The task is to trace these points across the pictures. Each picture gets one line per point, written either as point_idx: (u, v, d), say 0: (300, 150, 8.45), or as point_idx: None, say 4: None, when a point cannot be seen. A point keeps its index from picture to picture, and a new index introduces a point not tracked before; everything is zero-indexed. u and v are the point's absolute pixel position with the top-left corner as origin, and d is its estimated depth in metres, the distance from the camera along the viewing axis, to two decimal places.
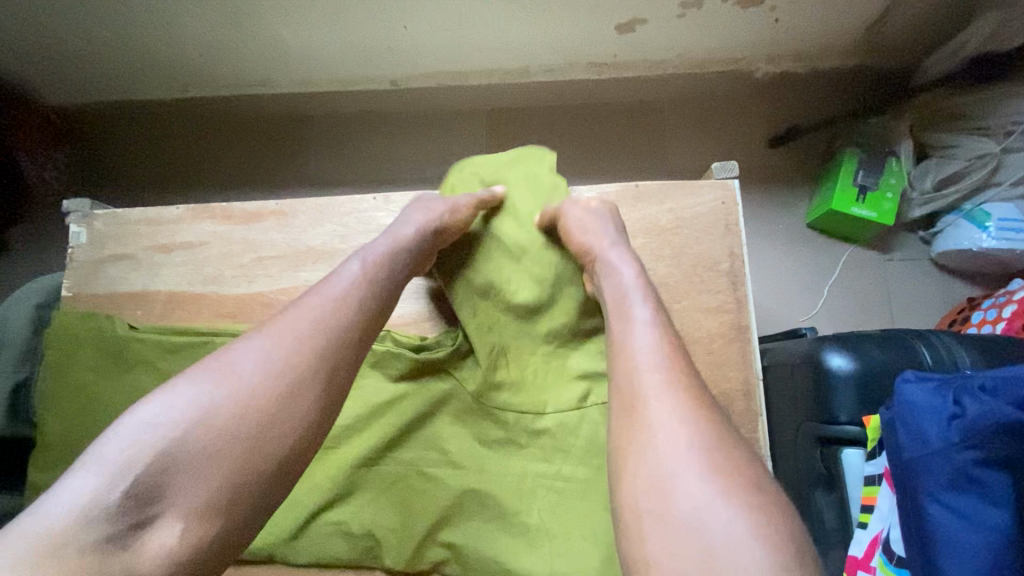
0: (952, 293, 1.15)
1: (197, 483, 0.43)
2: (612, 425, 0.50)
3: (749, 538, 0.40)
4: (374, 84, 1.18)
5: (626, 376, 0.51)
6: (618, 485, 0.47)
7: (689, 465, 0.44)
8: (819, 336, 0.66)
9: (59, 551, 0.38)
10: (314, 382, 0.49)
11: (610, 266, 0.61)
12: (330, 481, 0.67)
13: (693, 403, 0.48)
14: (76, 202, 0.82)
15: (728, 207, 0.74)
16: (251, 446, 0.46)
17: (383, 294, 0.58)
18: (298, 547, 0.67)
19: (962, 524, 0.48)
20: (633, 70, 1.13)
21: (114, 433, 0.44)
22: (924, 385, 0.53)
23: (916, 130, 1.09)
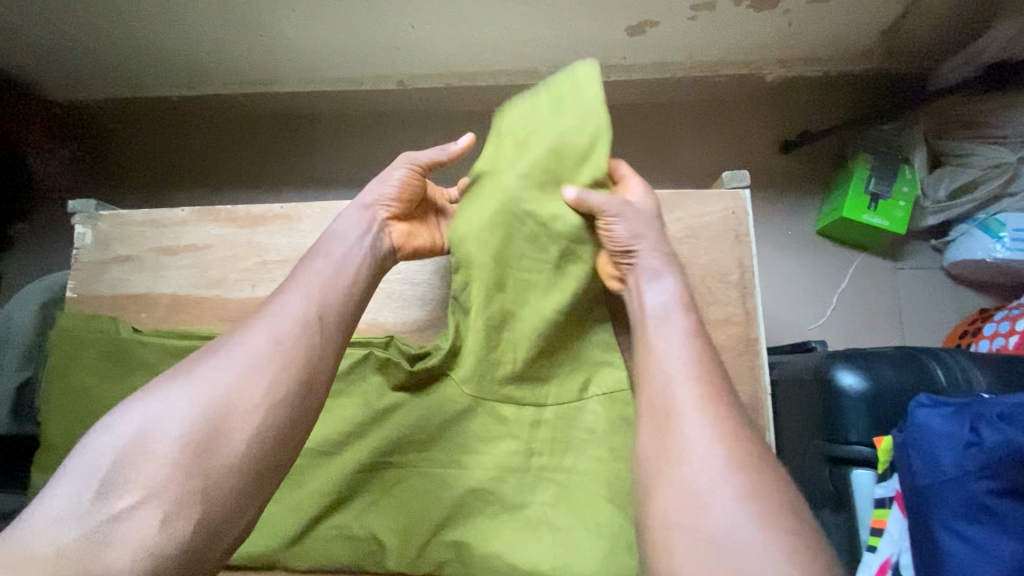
0: (963, 303, 1.13)
1: (165, 479, 0.45)
2: (642, 438, 0.52)
3: (777, 558, 0.42)
4: (381, 85, 1.17)
5: (660, 386, 0.53)
6: (648, 496, 0.48)
7: (723, 481, 0.46)
8: (830, 352, 0.65)
9: (33, 554, 0.40)
10: (280, 371, 0.51)
11: (652, 272, 0.61)
12: (332, 487, 0.66)
13: (720, 413, 0.50)
14: (82, 202, 0.82)
15: (738, 217, 0.73)
16: (216, 439, 0.47)
17: (348, 287, 0.59)
18: (298, 552, 0.66)
19: (979, 556, 0.47)
20: (643, 72, 1.12)
21: (94, 438, 0.47)
22: (941, 410, 0.52)
23: (931, 138, 1.07)
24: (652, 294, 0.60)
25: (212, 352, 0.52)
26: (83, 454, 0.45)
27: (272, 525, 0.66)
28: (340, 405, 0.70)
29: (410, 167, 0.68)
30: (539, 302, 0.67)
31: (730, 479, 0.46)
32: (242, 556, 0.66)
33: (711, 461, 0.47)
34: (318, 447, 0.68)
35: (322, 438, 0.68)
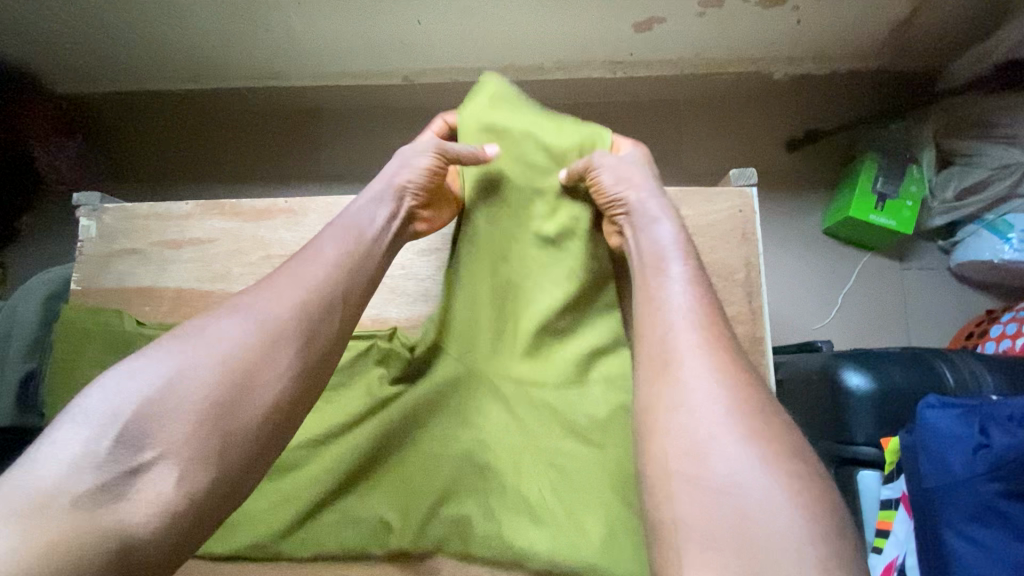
0: (970, 304, 1.13)
1: (184, 434, 0.44)
2: (641, 388, 0.50)
3: (782, 501, 0.40)
4: (386, 80, 1.17)
5: (659, 333, 0.51)
6: (645, 446, 0.47)
7: (724, 429, 0.44)
8: (836, 352, 0.64)
9: (46, 504, 0.39)
10: (299, 335, 0.50)
11: (648, 218, 0.61)
12: (332, 480, 0.66)
13: (726, 361, 0.48)
14: (86, 195, 0.82)
15: (745, 215, 0.72)
16: (238, 398, 0.46)
17: (366, 258, 0.59)
18: (297, 542, 0.65)
19: (986, 559, 0.47)
20: (649, 70, 1.11)
21: (96, 387, 0.45)
22: (949, 411, 0.51)
23: (940, 136, 1.06)
24: (649, 242, 0.60)
25: (230, 309, 0.51)
26: (94, 400, 0.44)
27: (271, 514, 0.66)
28: (344, 398, 0.70)
29: (435, 152, 0.67)
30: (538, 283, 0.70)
31: (729, 433, 0.44)
32: (243, 548, 0.66)
33: (711, 405, 0.45)
34: (321, 440, 0.68)
35: (325, 431, 0.68)
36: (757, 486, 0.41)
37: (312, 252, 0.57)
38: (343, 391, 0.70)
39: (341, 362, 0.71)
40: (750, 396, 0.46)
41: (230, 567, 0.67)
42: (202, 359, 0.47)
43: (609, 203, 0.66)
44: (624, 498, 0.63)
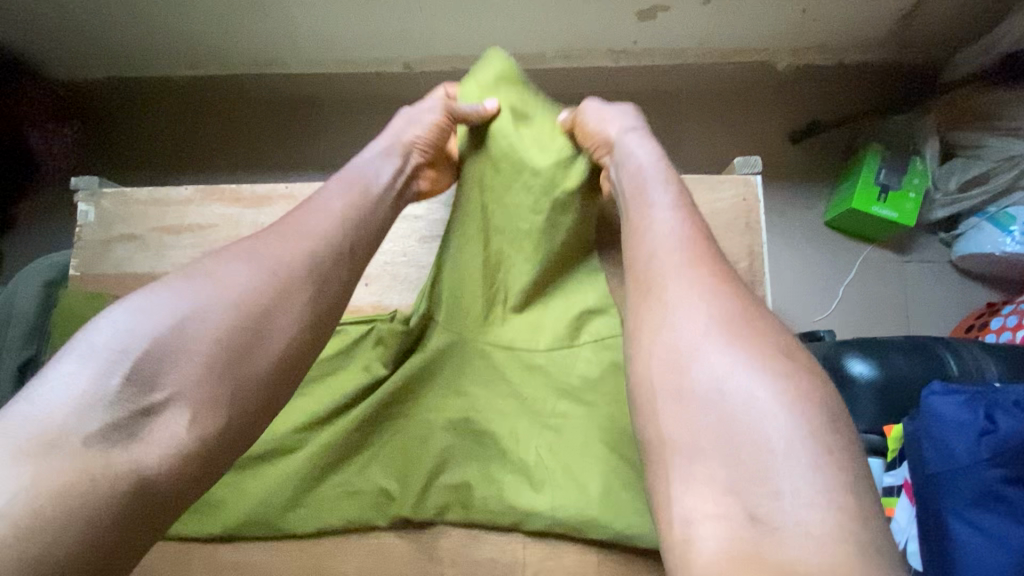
0: (970, 296, 1.13)
1: (197, 377, 0.43)
2: (628, 314, 0.49)
3: (769, 402, 0.39)
4: (385, 68, 1.16)
5: (643, 257, 0.50)
6: (632, 371, 0.46)
7: (707, 339, 0.43)
8: (839, 340, 0.64)
9: (56, 444, 0.37)
10: (308, 286, 0.50)
11: (629, 148, 0.61)
12: (332, 455, 0.67)
13: (712, 280, 0.47)
14: (85, 179, 0.81)
15: (748, 204, 0.72)
16: (250, 344, 0.46)
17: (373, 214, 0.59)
18: (298, 516, 0.66)
19: (990, 544, 0.47)
20: (652, 59, 1.10)
21: (101, 325, 0.43)
22: (954, 397, 0.51)
23: (943, 129, 1.06)
24: (632, 172, 0.59)
25: (239, 253, 0.50)
26: (100, 338, 0.42)
27: (271, 494, 0.66)
28: (344, 383, 0.69)
29: (442, 113, 0.67)
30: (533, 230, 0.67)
31: (715, 341, 0.43)
32: (245, 527, 0.66)
33: (695, 318, 0.44)
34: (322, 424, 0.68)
35: (325, 413, 0.68)
36: (745, 396, 0.40)
37: (320, 206, 0.57)
38: (342, 374, 0.70)
39: (338, 346, 0.70)
40: (735, 304, 0.45)
41: (231, 550, 0.67)
42: (214, 303, 0.46)
43: (592, 143, 0.65)
44: (625, 484, 0.63)
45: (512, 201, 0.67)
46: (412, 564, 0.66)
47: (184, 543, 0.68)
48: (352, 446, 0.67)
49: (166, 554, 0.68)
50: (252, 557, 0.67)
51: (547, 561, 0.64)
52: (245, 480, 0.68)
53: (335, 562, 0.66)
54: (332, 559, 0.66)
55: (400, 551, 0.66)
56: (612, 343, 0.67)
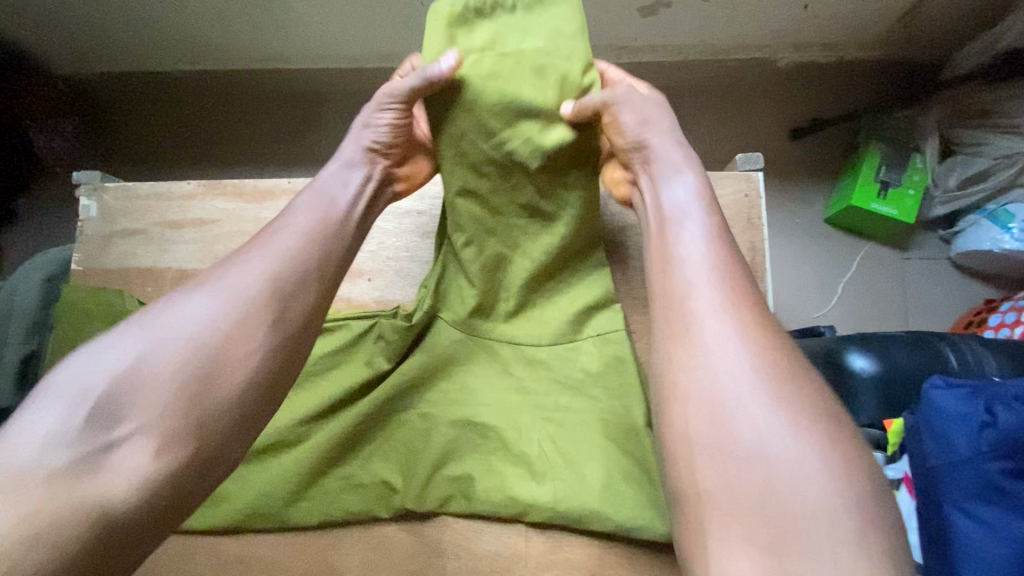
0: (968, 293, 1.13)
1: (156, 410, 0.44)
2: (657, 353, 0.48)
3: (813, 468, 0.40)
4: (387, 63, 1.16)
5: (677, 298, 0.49)
6: (664, 413, 0.46)
7: (745, 394, 0.43)
8: (840, 335, 0.65)
9: (19, 483, 0.39)
10: (270, 312, 0.50)
11: (670, 168, 0.57)
12: (334, 449, 0.67)
13: (753, 328, 0.46)
14: (86, 174, 0.81)
15: (750, 200, 0.72)
16: (210, 375, 0.46)
17: (340, 231, 0.57)
18: (302, 509, 0.67)
19: (990, 535, 0.47)
20: (654, 55, 1.10)
21: (72, 363, 0.45)
22: (955, 391, 0.51)
23: (943, 126, 1.06)
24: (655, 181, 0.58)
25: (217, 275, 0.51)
26: (68, 377, 0.44)
27: (274, 488, 0.66)
28: (346, 377, 0.69)
29: (399, 108, 0.61)
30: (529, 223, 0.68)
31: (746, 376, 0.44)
32: (249, 519, 0.67)
33: (735, 370, 0.44)
34: (326, 417, 0.69)
35: (328, 407, 0.68)
36: (769, 430, 0.42)
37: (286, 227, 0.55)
38: (343, 368, 0.70)
39: (340, 340, 0.70)
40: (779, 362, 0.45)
41: (235, 542, 0.68)
42: (174, 337, 0.47)
43: (626, 150, 0.61)
44: (627, 479, 0.63)
45: (505, 203, 0.66)
46: (415, 556, 0.66)
47: (188, 536, 0.69)
48: (355, 440, 0.67)
49: (169, 548, 0.68)
50: (255, 549, 0.68)
51: (549, 555, 0.65)
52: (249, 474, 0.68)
53: (338, 554, 0.67)
54: (335, 550, 0.67)
55: (403, 545, 0.67)
56: (614, 339, 0.68)
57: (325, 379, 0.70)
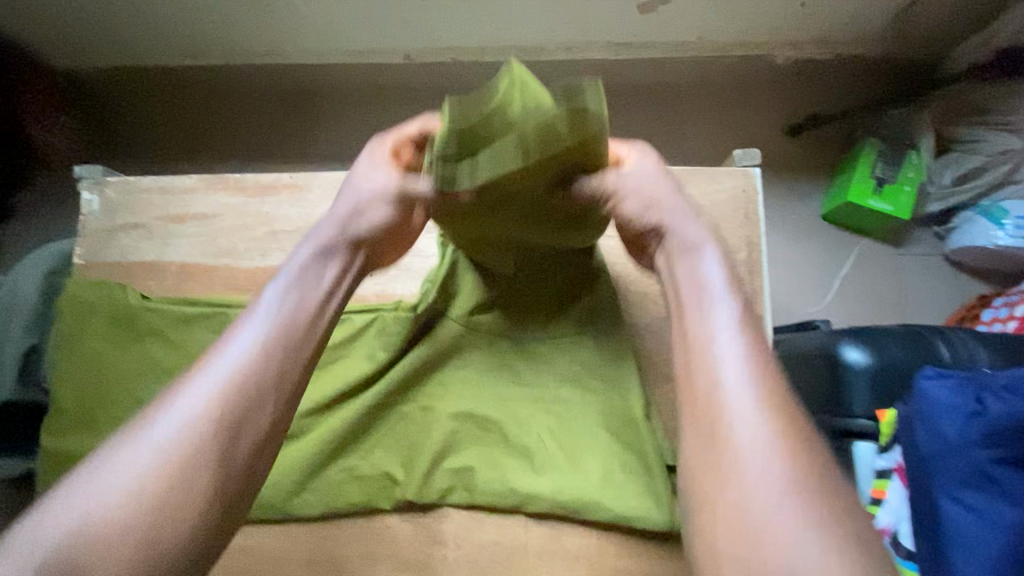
0: (962, 289, 1.14)
1: (111, 557, 0.41)
2: (687, 455, 0.45)
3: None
4: (386, 59, 1.16)
5: (704, 394, 0.45)
6: (693, 533, 0.43)
7: (778, 510, 0.40)
8: (835, 329, 0.65)
9: None
10: (228, 433, 0.47)
11: (688, 247, 0.54)
12: (337, 441, 0.68)
13: (783, 429, 0.43)
14: (88, 168, 0.81)
15: (747, 196, 0.73)
16: (166, 514, 0.43)
17: (310, 332, 0.54)
18: (305, 501, 0.67)
19: (979, 521, 0.48)
20: (653, 51, 1.11)
21: (24, 520, 0.43)
22: (946, 381, 0.52)
23: (938, 123, 1.07)
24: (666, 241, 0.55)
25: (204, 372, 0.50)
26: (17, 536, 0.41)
27: (278, 480, 0.67)
28: (348, 371, 0.70)
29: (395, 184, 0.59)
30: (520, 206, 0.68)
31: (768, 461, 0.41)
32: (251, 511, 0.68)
33: (765, 479, 0.41)
34: (328, 411, 0.69)
35: (330, 399, 0.69)
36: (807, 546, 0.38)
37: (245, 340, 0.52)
38: (346, 361, 0.71)
39: (343, 334, 0.71)
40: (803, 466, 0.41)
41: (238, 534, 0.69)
42: (127, 478, 0.44)
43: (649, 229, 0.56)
44: (625, 470, 0.64)
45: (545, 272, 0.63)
46: (416, 546, 0.67)
47: None
48: (356, 432, 0.68)
49: None
50: (258, 540, 0.69)
51: (548, 545, 0.66)
52: None
53: (340, 544, 0.68)
54: (337, 541, 0.68)
55: (404, 536, 0.67)
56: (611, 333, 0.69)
57: (327, 373, 0.70)
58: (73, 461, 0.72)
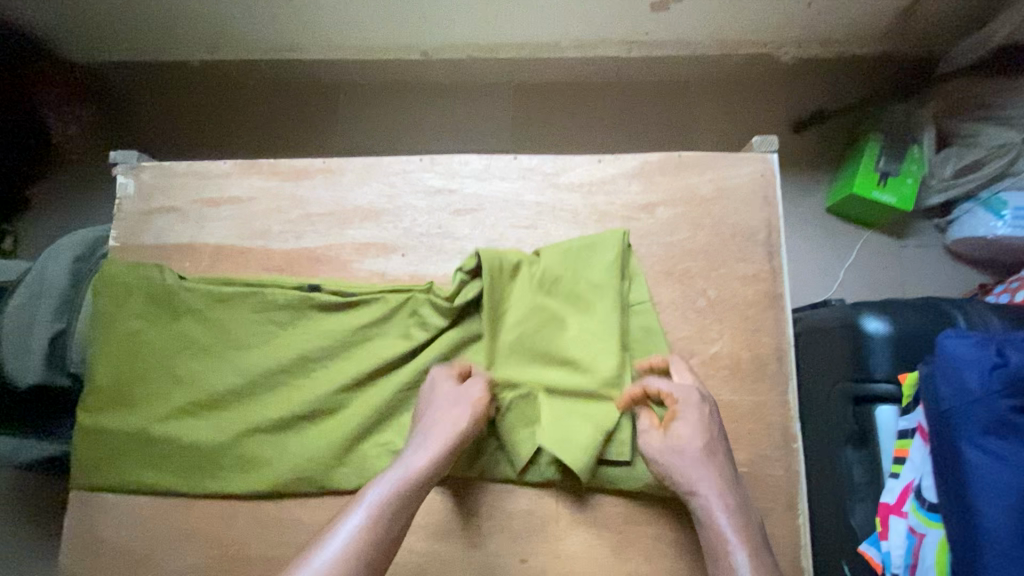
0: (963, 279, 1.18)
1: None
2: None
3: None
4: (404, 54, 1.18)
5: None
6: None
7: None
8: (856, 302, 0.69)
9: None
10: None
11: (686, 481, 0.61)
12: (375, 415, 0.71)
13: None
14: (123, 154, 0.83)
15: (766, 179, 0.76)
16: None
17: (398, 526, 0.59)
18: (342, 473, 0.70)
19: (1002, 469, 0.47)
20: (663, 48, 1.14)
21: None
22: (966, 338, 0.52)
23: (940, 118, 1.11)
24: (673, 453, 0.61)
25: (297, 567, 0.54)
26: None
27: (316, 452, 0.70)
28: (383, 347, 0.72)
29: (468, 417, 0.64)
30: (570, 246, 0.73)
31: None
32: (290, 480, 0.70)
33: None
34: (363, 386, 0.72)
35: (369, 372, 0.72)
36: None
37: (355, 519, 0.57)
38: (381, 340, 0.73)
39: (376, 312, 0.73)
40: None
41: (275, 505, 0.71)
42: None
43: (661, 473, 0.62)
44: None
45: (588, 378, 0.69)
46: (449, 516, 0.69)
47: (231, 500, 0.72)
48: (394, 405, 0.71)
49: (214, 510, 0.72)
50: (296, 509, 0.71)
51: (579, 514, 0.69)
52: (290, 439, 0.72)
53: None
54: None
55: (437, 507, 0.70)
56: (639, 310, 0.71)
57: (363, 347, 0.73)
58: (112, 436, 0.73)
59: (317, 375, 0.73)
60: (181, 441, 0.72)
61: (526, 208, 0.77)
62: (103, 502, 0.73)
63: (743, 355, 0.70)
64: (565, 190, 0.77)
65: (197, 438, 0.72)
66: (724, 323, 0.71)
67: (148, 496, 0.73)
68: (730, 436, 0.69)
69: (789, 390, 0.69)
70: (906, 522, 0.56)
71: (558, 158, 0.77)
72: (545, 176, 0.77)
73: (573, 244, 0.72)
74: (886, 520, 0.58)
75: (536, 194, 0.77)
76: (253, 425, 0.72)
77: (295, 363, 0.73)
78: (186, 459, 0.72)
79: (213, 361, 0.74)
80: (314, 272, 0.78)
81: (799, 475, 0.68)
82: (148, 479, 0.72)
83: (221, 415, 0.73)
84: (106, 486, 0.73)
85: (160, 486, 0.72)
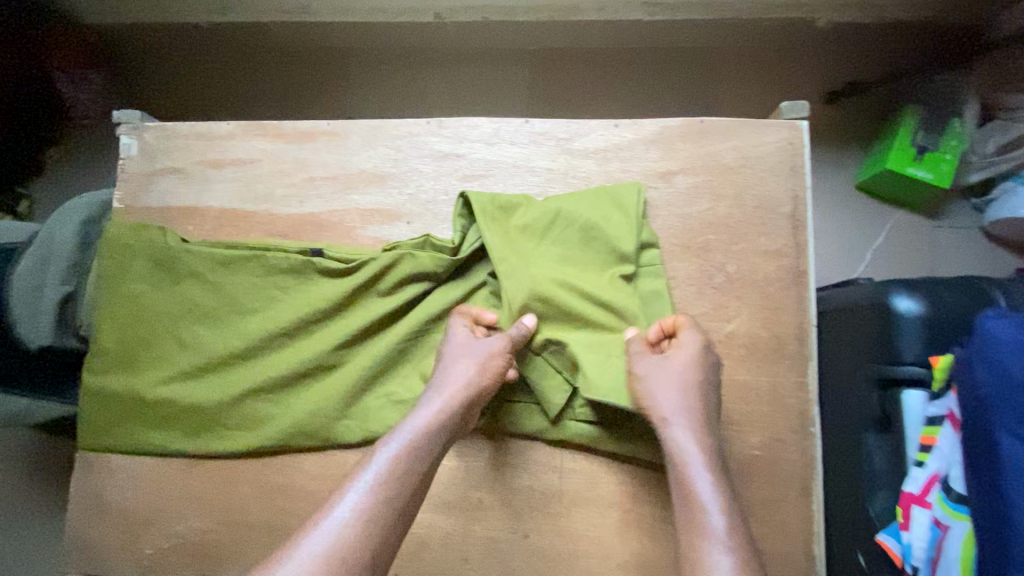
0: (999, 263, 1.12)
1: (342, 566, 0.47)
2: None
3: None
4: (417, 18, 1.11)
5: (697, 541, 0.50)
6: None
7: None
8: (886, 280, 0.64)
9: None
10: (395, 489, 0.52)
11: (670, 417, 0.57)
12: (375, 369, 0.69)
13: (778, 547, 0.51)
14: (126, 113, 0.81)
15: (794, 148, 0.71)
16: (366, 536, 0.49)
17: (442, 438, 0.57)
18: (345, 426, 0.69)
19: None
20: (689, 14, 1.07)
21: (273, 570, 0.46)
22: (1009, 321, 0.49)
23: (984, 91, 1.02)
24: (678, 445, 0.56)
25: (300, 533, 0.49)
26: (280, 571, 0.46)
27: (319, 405, 0.69)
28: (378, 303, 0.71)
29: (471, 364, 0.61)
30: (592, 198, 0.69)
31: None
32: (294, 439, 0.70)
33: None
34: (362, 341, 0.71)
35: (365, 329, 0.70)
36: None
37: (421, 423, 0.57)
38: (380, 297, 0.71)
39: (373, 269, 0.70)
40: None
41: (277, 471, 0.71)
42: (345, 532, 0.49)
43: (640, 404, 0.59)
44: None
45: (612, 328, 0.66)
46: (451, 488, 0.68)
47: (232, 462, 0.72)
48: (394, 360, 0.70)
49: (217, 473, 0.71)
50: (297, 476, 0.70)
51: (584, 492, 0.67)
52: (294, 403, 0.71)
53: None
54: None
55: (441, 480, 0.68)
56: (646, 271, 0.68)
57: (364, 303, 0.72)
58: (117, 398, 0.73)
59: (317, 335, 0.72)
60: (182, 403, 0.72)
61: (537, 174, 0.73)
62: (111, 462, 0.74)
63: (761, 335, 0.67)
64: (578, 156, 0.73)
65: (199, 399, 0.72)
66: (743, 301, 0.68)
67: (154, 459, 0.73)
68: (744, 417, 0.66)
69: (808, 370, 0.66)
70: (930, 514, 0.54)
71: (572, 123, 0.73)
72: (558, 141, 0.73)
73: (598, 193, 0.69)
74: (908, 510, 0.55)
75: (547, 160, 0.73)
76: (253, 387, 0.71)
77: (297, 328, 0.72)
78: (187, 420, 0.72)
79: (216, 324, 0.73)
80: (318, 238, 0.76)
81: (814, 459, 0.65)
82: (153, 440, 0.72)
83: (224, 378, 0.72)
84: (111, 446, 0.73)
85: (164, 446, 0.72)
